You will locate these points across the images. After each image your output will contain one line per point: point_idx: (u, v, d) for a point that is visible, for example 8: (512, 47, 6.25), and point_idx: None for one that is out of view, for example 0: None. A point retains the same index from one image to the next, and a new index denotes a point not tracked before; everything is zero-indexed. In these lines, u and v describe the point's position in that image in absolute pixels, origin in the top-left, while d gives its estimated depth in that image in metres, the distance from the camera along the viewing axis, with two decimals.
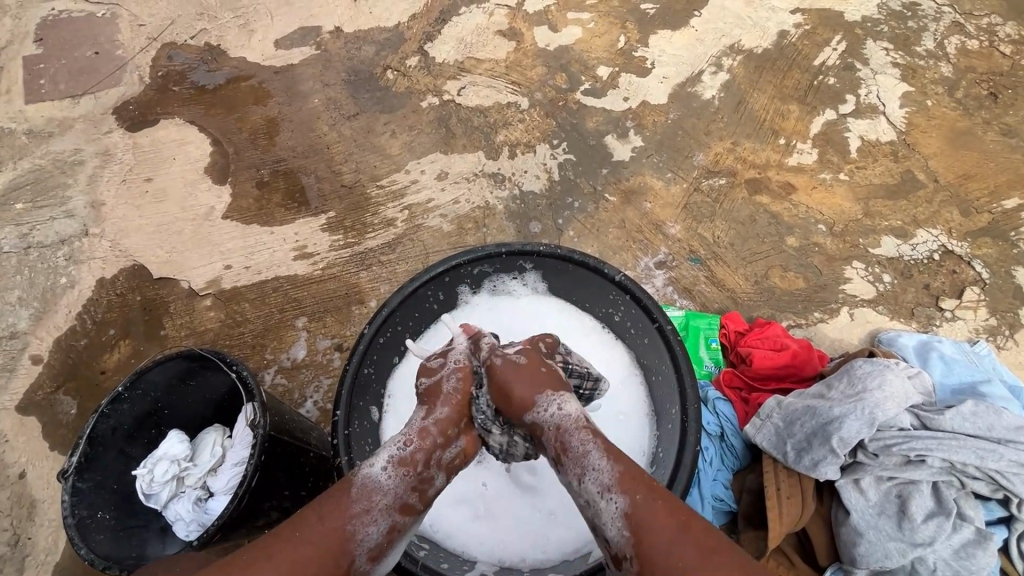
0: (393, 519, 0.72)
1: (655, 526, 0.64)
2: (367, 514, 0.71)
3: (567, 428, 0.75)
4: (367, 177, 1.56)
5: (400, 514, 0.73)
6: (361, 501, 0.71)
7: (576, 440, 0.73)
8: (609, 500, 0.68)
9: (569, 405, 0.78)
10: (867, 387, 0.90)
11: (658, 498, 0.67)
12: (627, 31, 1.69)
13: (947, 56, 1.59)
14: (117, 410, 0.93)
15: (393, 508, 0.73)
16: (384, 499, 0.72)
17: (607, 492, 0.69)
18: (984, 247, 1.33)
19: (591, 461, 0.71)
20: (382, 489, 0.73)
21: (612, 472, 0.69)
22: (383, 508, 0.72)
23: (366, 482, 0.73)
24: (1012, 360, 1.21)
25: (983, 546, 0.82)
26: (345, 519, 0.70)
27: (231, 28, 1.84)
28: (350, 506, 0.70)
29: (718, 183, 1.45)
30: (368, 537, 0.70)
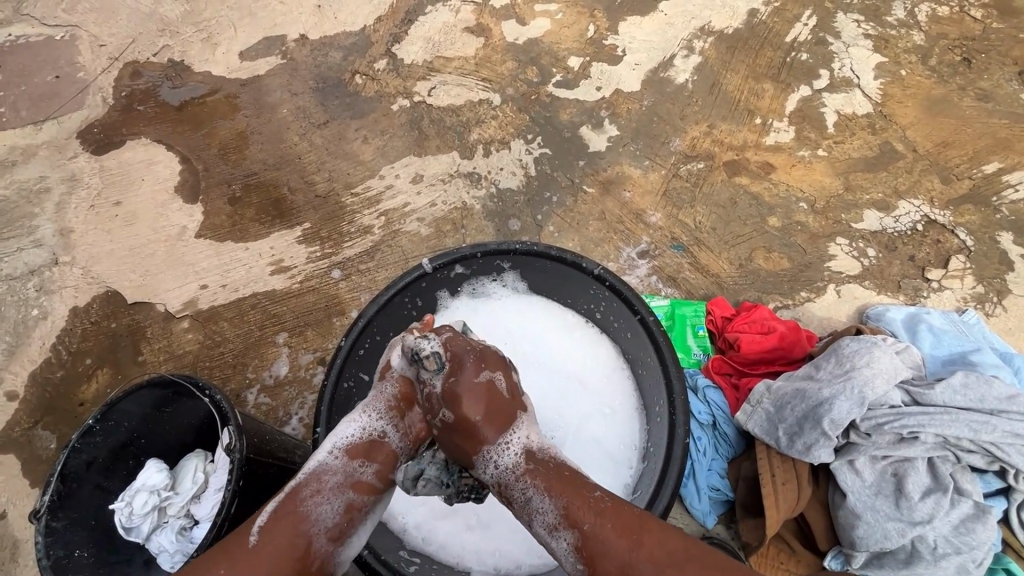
0: (349, 498, 0.70)
1: (606, 552, 0.62)
2: (317, 495, 0.69)
3: (506, 482, 0.70)
4: (341, 186, 1.53)
5: (355, 491, 0.70)
6: (311, 485, 0.69)
7: (520, 489, 0.69)
8: (559, 538, 0.65)
9: (506, 455, 0.70)
10: (856, 366, 0.89)
11: (607, 521, 0.64)
12: (596, 20, 1.66)
13: (918, 24, 1.58)
14: (89, 443, 0.90)
15: (347, 485, 0.70)
16: (334, 479, 0.70)
17: (554, 529, 0.66)
18: (967, 215, 1.31)
19: (535, 506, 0.68)
20: (331, 468, 0.71)
21: (555, 510, 0.66)
22: (333, 489, 0.69)
23: (318, 468, 0.71)
24: (1002, 327, 1.20)
25: (983, 521, 0.80)
26: (297, 503, 0.68)
27: (194, 43, 1.80)
28: (300, 493, 0.68)
29: (696, 167, 1.43)
30: (323, 515, 0.68)
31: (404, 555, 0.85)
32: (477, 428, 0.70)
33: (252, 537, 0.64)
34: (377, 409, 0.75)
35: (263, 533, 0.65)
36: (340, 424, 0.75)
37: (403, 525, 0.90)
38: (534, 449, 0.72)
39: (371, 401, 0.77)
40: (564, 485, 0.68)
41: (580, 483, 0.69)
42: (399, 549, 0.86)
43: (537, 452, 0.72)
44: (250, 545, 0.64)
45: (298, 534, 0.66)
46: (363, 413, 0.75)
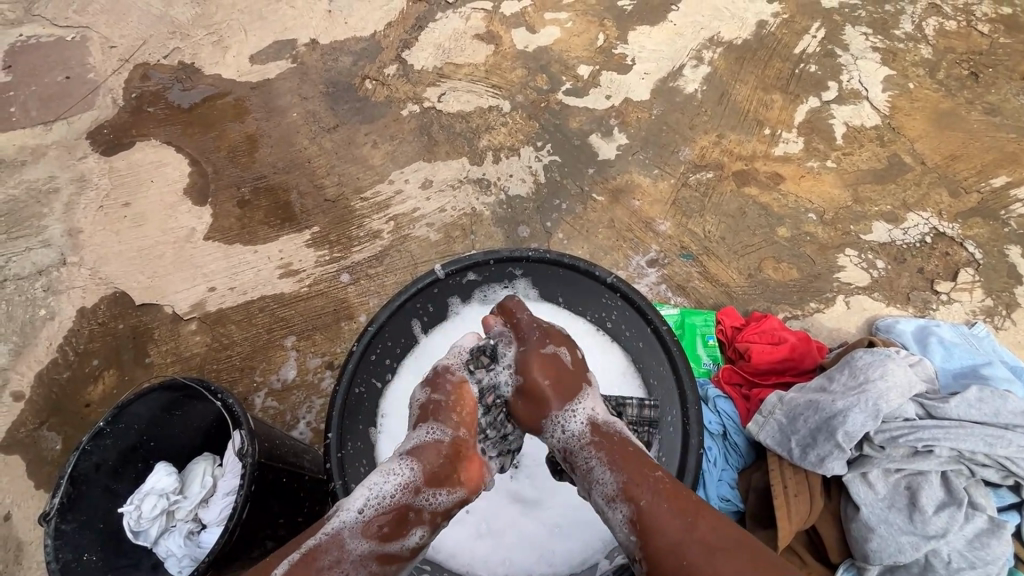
0: (370, 570, 0.67)
1: (660, 528, 0.65)
2: (336, 566, 0.65)
3: (572, 449, 0.76)
4: (350, 190, 1.53)
5: (378, 562, 0.68)
6: (331, 552, 0.66)
7: (584, 457, 0.74)
8: (615, 509, 0.69)
9: (573, 422, 0.77)
10: (870, 378, 0.89)
11: (664, 500, 0.67)
12: (606, 29, 1.67)
13: (925, 38, 1.59)
14: (99, 446, 0.90)
15: (371, 557, 0.67)
16: (357, 547, 0.67)
17: (612, 499, 0.69)
18: (976, 228, 1.32)
19: (595, 476, 0.72)
20: (354, 534, 0.68)
21: (615, 483, 0.70)
22: (354, 560, 0.66)
23: (340, 529, 0.68)
24: (1011, 340, 1.20)
25: (997, 535, 0.80)
26: (312, 572, 0.64)
27: (204, 46, 1.81)
28: (318, 559, 0.65)
29: (705, 177, 1.43)
30: None
31: (414, 562, 0.86)
32: (546, 395, 0.78)
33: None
34: (411, 465, 0.73)
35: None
36: (373, 478, 0.73)
37: None
38: (599, 420, 0.77)
39: (410, 454, 0.75)
40: (626, 459, 0.71)
41: (640, 461, 0.72)
42: None
43: (602, 425, 0.77)
44: None
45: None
46: (398, 469, 0.73)
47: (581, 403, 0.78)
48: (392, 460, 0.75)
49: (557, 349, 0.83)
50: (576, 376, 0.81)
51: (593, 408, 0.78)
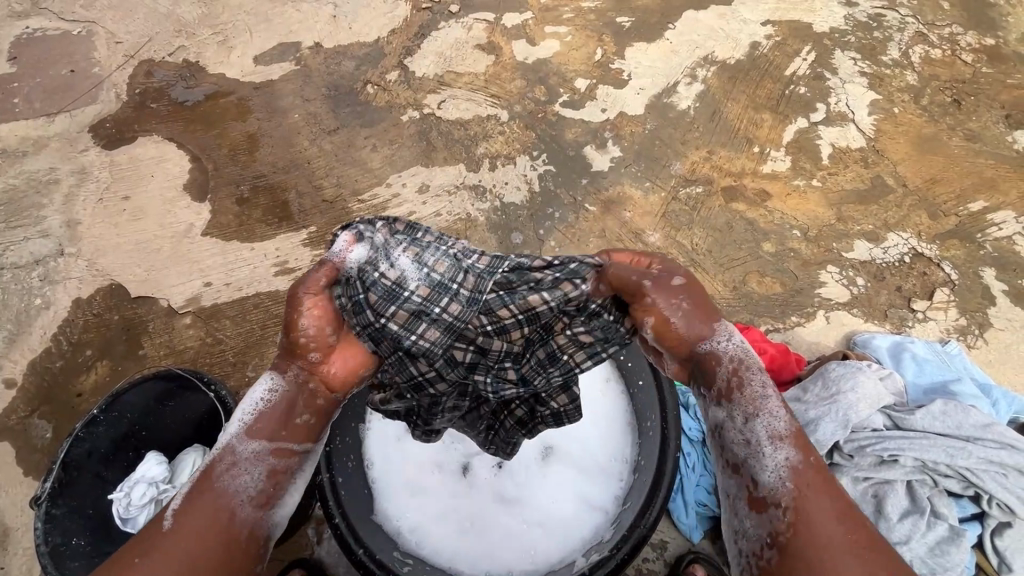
0: (270, 464, 0.66)
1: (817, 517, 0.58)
2: (233, 469, 0.65)
3: (734, 368, 0.66)
4: (349, 192, 1.56)
5: (277, 455, 0.67)
6: (225, 459, 0.65)
7: (756, 389, 0.65)
8: (774, 452, 0.62)
9: (731, 349, 0.67)
10: (841, 390, 0.91)
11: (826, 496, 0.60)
12: (604, 44, 1.72)
13: (911, 64, 1.64)
14: (92, 433, 0.92)
15: (267, 453, 0.66)
16: (250, 449, 0.66)
17: (775, 441, 0.63)
18: (952, 249, 1.36)
19: (763, 409, 0.64)
20: (244, 440, 0.66)
21: (782, 427, 0.63)
22: (251, 456, 0.66)
23: (230, 442, 0.66)
24: (983, 359, 1.24)
25: (956, 543, 0.82)
26: (212, 479, 0.64)
27: (209, 45, 1.84)
28: (213, 468, 0.64)
29: (695, 191, 1.47)
30: (245, 485, 0.64)
31: (398, 556, 0.85)
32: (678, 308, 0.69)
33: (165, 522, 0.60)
34: (273, 395, 0.68)
35: (177, 516, 0.61)
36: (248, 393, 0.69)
37: (396, 528, 0.91)
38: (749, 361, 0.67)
39: (276, 363, 0.69)
40: (807, 450, 0.62)
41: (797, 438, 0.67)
42: (392, 549, 0.86)
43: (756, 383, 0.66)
44: (165, 527, 0.60)
45: (219, 509, 0.62)
46: (266, 379, 0.69)
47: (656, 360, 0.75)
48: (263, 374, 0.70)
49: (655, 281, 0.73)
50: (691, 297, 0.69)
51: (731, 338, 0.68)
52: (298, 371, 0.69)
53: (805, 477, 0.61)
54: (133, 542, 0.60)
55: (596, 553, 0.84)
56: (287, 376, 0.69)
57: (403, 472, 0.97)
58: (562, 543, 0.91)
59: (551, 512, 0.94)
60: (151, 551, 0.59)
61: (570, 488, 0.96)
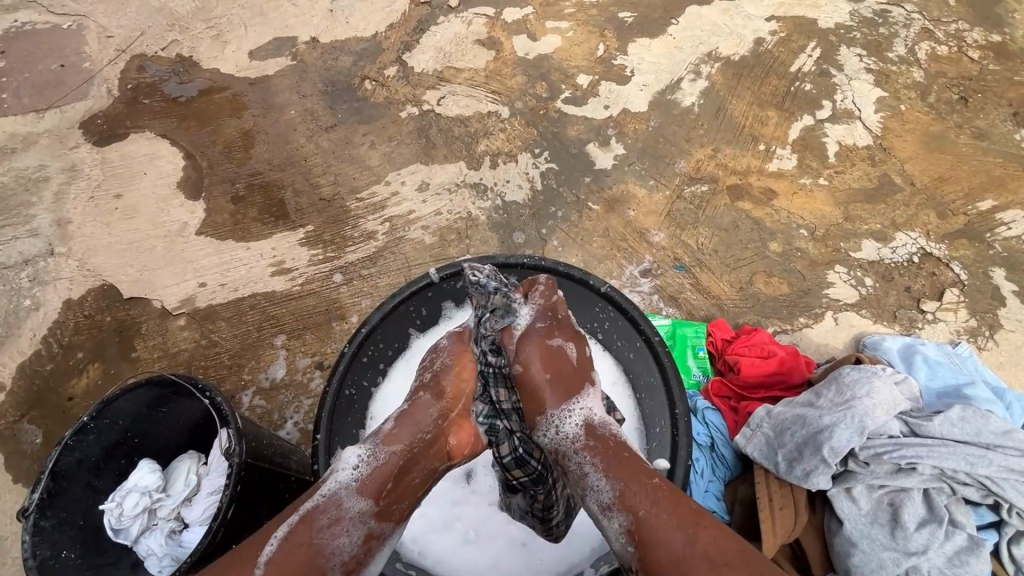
0: (369, 527, 0.71)
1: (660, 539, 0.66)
2: (335, 525, 0.69)
3: (564, 449, 0.77)
4: (346, 190, 1.53)
5: (375, 521, 0.72)
6: (330, 512, 0.70)
7: (578, 462, 0.75)
8: (612, 518, 0.70)
9: (568, 424, 0.78)
10: (857, 395, 0.90)
11: (663, 510, 0.68)
12: (606, 40, 1.69)
13: (918, 61, 1.62)
14: (82, 441, 0.88)
15: (369, 515, 0.71)
16: (353, 508, 0.71)
17: (608, 510, 0.70)
18: (962, 249, 1.34)
19: (590, 482, 0.72)
20: (352, 495, 0.71)
21: (611, 491, 0.70)
22: (353, 517, 0.70)
23: (336, 492, 0.71)
24: (994, 360, 1.22)
25: (976, 553, 0.80)
26: (313, 532, 0.68)
27: (203, 39, 1.80)
28: (317, 520, 0.69)
29: (700, 190, 1.45)
30: (341, 548, 0.69)
31: (400, 567, 0.86)
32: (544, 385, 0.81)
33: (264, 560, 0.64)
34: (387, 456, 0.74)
35: (270, 565, 0.65)
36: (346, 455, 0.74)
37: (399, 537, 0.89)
38: (595, 422, 0.78)
39: (378, 439, 0.76)
40: (623, 469, 0.72)
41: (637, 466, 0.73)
42: (394, 561, 0.86)
43: (597, 426, 0.78)
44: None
45: (314, 558, 0.67)
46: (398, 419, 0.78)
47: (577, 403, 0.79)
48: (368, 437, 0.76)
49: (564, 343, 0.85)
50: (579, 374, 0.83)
51: (591, 408, 0.80)
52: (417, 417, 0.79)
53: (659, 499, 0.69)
54: (233, 560, 0.65)
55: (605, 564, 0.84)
56: (416, 426, 0.78)
57: None
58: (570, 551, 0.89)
59: None
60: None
61: None
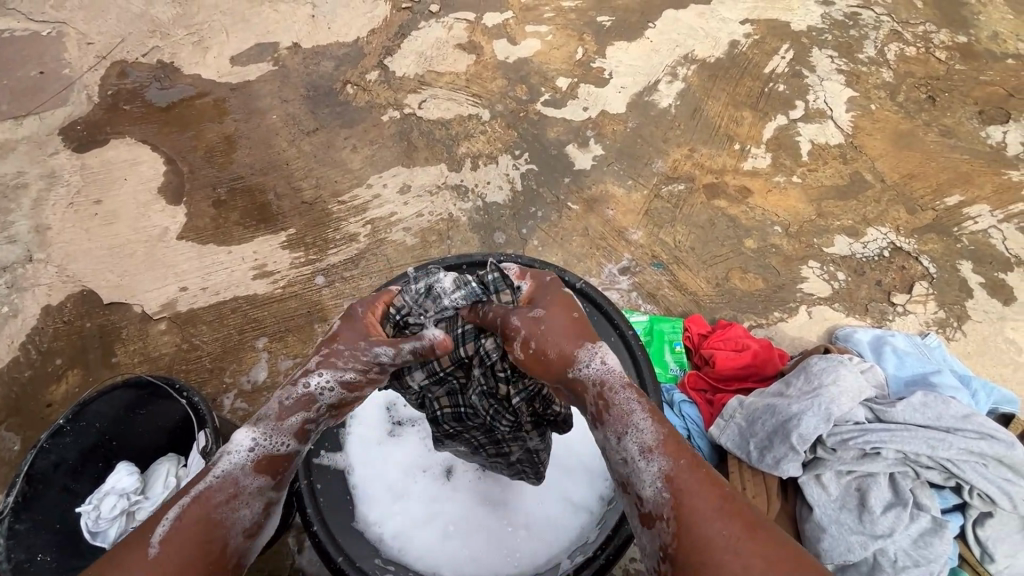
0: (269, 499, 0.63)
1: (697, 498, 0.54)
2: (233, 501, 0.60)
3: (611, 384, 0.62)
4: (328, 193, 1.54)
5: (275, 489, 0.63)
6: (224, 489, 0.59)
7: (623, 397, 0.61)
8: (648, 462, 0.57)
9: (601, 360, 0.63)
10: (823, 383, 0.92)
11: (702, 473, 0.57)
12: (585, 43, 1.72)
13: (887, 62, 1.67)
14: (58, 444, 0.88)
15: (268, 488, 0.62)
16: (251, 483, 0.61)
17: (648, 453, 0.58)
18: (930, 243, 1.38)
19: (635, 420, 0.60)
20: (248, 472, 0.61)
21: (654, 433, 0.58)
22: (251, 492, 0.61)
23: (230, 471, 0.60)
24: (962, 351, 1.25)
25: (939, 534, 0.83)
26: (207, 509, 0.58)
27: (184, 46, 1.81)
28: (212, 499, 0.58)
29: (677, 189, 1.47)
30: (241, 519, 0.60)
31: (379, 563, 0.83)
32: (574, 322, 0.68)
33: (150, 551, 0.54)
34: (285, 432, 0.63)
35: (164, 543, 0.55)
36: (239, 432, 0.62)
37: (379, 535, 0.88)
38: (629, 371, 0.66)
39: (271, 420, 0.63)
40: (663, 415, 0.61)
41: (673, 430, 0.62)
42: (373, 557, 0.83)
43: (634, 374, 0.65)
44: (150, 556, 0.55)
45: (211, 537, 0.57)
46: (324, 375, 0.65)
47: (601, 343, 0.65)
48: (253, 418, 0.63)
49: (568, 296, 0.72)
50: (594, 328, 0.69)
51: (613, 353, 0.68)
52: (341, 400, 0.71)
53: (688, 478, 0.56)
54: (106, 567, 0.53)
55: (581, 554, 0.83)
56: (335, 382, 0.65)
57: (384, 475, 0.94)
58: (547, 544, 0.89)
59: (536, 513, 0.93)
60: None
61: (553, 489, 0.95)
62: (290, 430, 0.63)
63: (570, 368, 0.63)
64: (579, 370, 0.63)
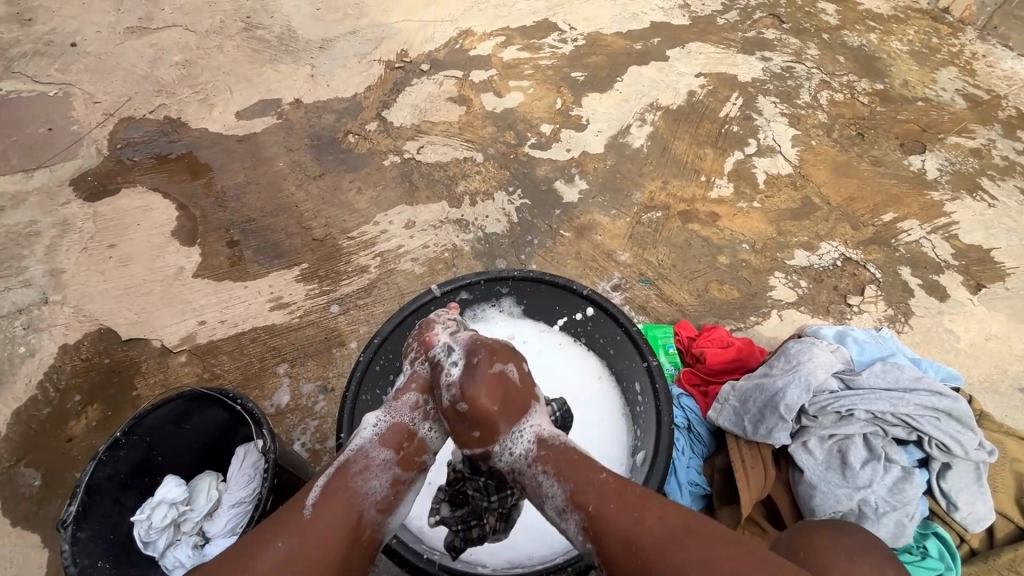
0: (395, 473, 0.80)
1: (612, 528, 0.70)
2: (365, 473, 0.79)
3: (518, 468, 0.82)
4: (337, 231, 1.66)
5: (398, 469, 0.81)
6: (359, 463, 0.80)
7: (533, 475, 0.80)
8: (569, 519, 0.75)
9: (520, 442, 0.83)
10: (801, 360, 1.07)
11: (611, 501, 0.73)
12: (562, 95, 1.95)
13: (820, 106, 1.95)
14: (114, 456, 0.92)
15: (394, 463, 0.81)
16: (380, 457, 0.81)
17: (563, 511, 0.76)
18: (874, 253, 1.60)
19: (546, 489, 0.78)
20: (377, 448, 0.82)
21: (563, 493, 0.76)
22: (380, 465, 0.80)
23: (362, 447, 0.82)
24: (913, 342, 1.44)
25: (910, 480, 0.96)
26: (347, 479, 0.77)
27: (191, 103, 1.95)
28: (350, 468, 0.79)
29: (655, 216, 1.66)
30: (372, 490, 0.78)
31: (425, 547, 0.94)
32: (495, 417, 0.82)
33: (307, 508, 0.72)
34: (405, 408, 0.86)
35: (316, 506, 0.74)
36: (370, 418, 0.86)
37: (419, 527, 0.98)
38: (546, 436, 0.83)
39: (395, 403, 0.87)
40: (569, 468, 0.78)
41: (589, 468, 0.78)
42: (419, 541, 0.94)
43: (548, 439, 0.83)
44: (306, 515, 0.72)
45: (349, 505, 0.75)
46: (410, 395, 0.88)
47: (527, 422, 0.84)
48: (382, 401, 0.88)
49: (505, 365, 0.86)
50: (520, 396, 0.85)
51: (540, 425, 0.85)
52: (429, 385, 0.89)
53: (611, 498, 0.73)
54: (275, 524, 0.71)
55: None
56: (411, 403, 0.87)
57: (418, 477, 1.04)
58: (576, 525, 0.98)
59: None
60: (287, 533, 0.70)
61: None
62: (409, 405, 0.86)
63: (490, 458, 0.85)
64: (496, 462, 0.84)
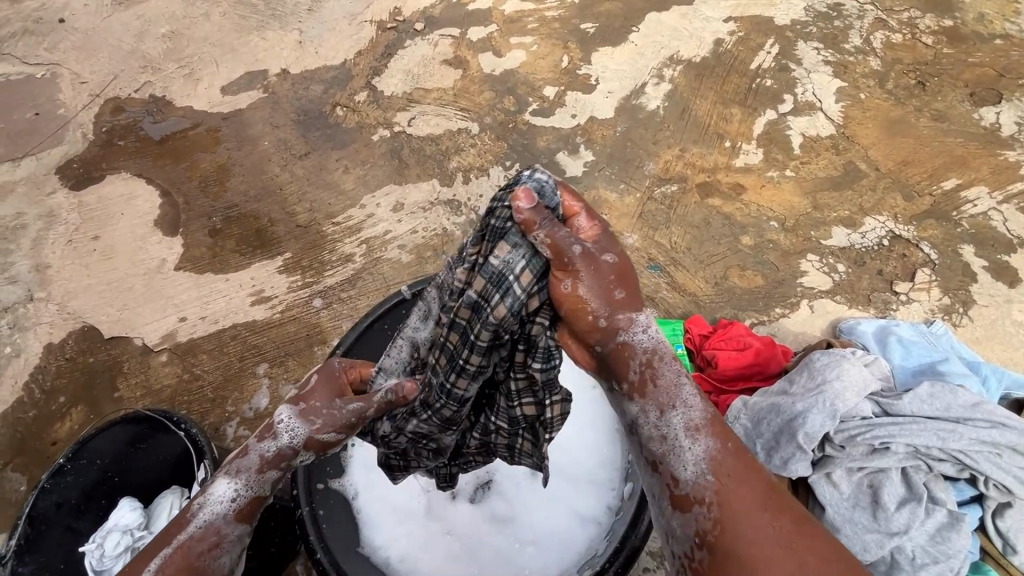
0: (249, 543, 0.66)
1: (737, 497, 0.59)
2: (216, 550, 0.63)
3: (656, 361, 0.64)
4: (322, 216, 1.55)
5: (255, 537, 0.67)
6: (206, 539, 0.63)
7: (668, 375, 0.65)
8: (691, 445, 0.62)
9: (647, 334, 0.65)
10: (827, 378, 0.92)
11: (747, 472, 0.62)
12: (569, 51, 1.73)
13: (874, 50, 1.66)
14: (58, 483, 0.89)
15: (249, 533, 0.66)
16: (234, 531, 0.64)
17: (692, 433, 0.63)
18: (930, 229, 1.36)
19: (683, 396, 0.64)
20: (230, 520, 0.64)
21: (700, 416, 0.63)
22: (234, 541, 0.64)
23: (213, 521, 0.64)
24: (970, 337, 1.23)
25: (957, 528, 0.82)
26: (190, 561, 0.61)
27: (175, 79, 1.84)
28: (193, 549, 0.62)
29: (670, 190, 1.47)
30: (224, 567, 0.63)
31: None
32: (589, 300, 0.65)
33: None
34: (263, 474, 0.67)
35: None
36: (219, 487, 0.65)
37: (385, 559, 0.88)
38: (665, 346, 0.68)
39: (251, 467, 0.66)
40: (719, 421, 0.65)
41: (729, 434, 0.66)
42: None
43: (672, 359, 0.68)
44: None
45: None
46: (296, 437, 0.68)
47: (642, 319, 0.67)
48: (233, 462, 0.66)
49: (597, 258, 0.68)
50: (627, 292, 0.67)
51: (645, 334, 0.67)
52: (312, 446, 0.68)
53: (726, 466, 0.62)
54: None
55: (589, 568, 0.81)
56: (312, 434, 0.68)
57: (385, 498, 0.92)
58: (556, 559, 0.88)
59: (542, 528, 0.91)
60: None
61: (560, 502, 0.93)
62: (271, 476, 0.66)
63: (620, 332, 0.65)
64: (630, 335, 0.65)
